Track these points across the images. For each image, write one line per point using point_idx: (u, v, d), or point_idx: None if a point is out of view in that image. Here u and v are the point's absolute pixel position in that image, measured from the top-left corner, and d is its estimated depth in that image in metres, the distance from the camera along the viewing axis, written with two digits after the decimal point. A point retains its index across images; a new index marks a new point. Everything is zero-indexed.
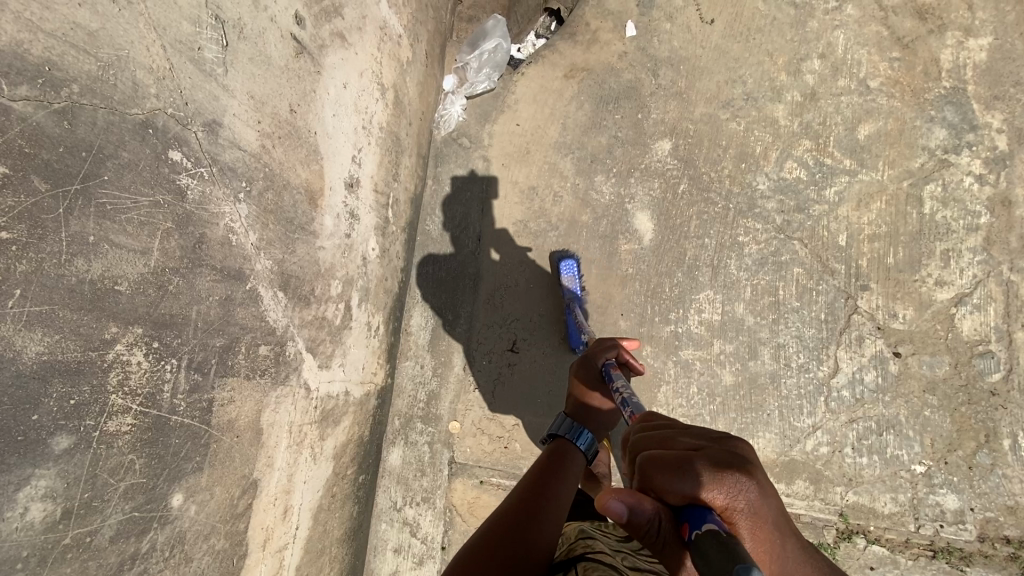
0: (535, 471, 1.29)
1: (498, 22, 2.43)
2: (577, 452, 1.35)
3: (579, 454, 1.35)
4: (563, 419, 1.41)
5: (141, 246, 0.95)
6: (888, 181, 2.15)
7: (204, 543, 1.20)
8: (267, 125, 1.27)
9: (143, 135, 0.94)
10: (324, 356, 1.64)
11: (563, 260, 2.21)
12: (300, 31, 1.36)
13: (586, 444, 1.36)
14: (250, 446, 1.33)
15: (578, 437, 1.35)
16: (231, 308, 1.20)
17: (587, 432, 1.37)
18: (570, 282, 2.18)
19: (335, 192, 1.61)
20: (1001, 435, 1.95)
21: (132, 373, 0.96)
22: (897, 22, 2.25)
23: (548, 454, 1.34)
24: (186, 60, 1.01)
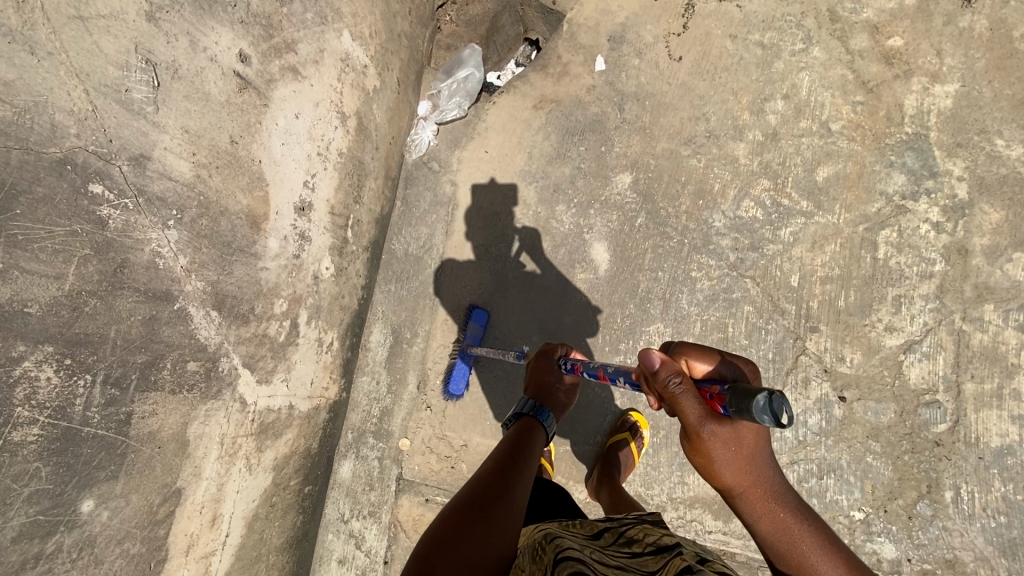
0: (500, 458, 1.33)
1: (474, 51, 2.52)
2: (540, 427, 1.47)
3: (542, 429, 1.48)
4: (527, 399, 1.54)
5: (55, 271, 1.06)
6: (844, 224, 2.16)
7: (117, 548, 1.27)
8: (203, 156, 1.36)
9: (61, 170, 1.05)
10: (264, 371, 1.71)
11: (471, 309, 2.32)
12: (244, 67, 1.46)
13: (547, 422, 1.50)
14: (174, 457, 1.40)
15: (541, 415, 1.49)
16: (156, 326, 1.29)
17: (547, 410, 1.52)
18: (473, 330, 2.30)
19: (283, 216, 1.68)
20: (944, 487, 1.94)
21: (40, 388, 1.06)
22: (863, 66, 2.26)
23: (519, 431, 1.45)
24: (111, 102, 1.12)
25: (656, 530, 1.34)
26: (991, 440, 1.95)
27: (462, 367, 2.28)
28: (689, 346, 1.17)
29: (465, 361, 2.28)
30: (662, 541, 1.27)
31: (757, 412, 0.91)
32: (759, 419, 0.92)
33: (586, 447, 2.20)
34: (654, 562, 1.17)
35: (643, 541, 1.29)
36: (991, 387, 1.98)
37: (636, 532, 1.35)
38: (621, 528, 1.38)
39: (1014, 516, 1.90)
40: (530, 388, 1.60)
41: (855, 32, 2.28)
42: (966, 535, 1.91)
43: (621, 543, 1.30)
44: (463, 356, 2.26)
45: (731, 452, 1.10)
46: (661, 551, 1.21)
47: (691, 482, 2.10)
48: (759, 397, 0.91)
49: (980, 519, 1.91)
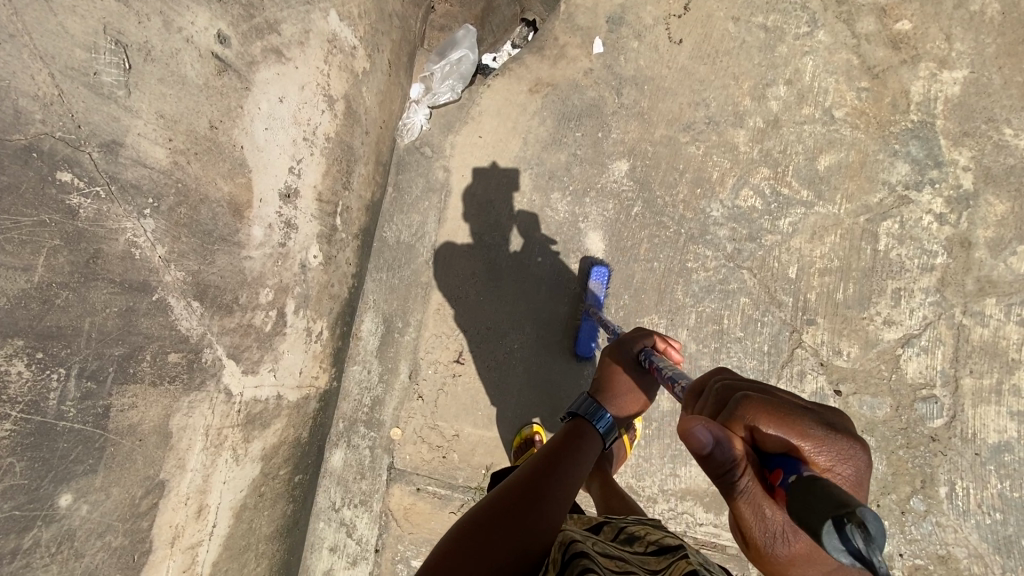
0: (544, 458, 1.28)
1: (468, 32, 2.43)
2: (594, 434, 1.39)
3: (598, 436, 1.40)
4: (585, 398, 1.45)
5: (24, 263, 1.02)
6: (845, 215, 2.11)
7: (98, 541, 1.26)
8: (180, 142, 1.31)
9: (26, 158, 1.01)
10: (251, 361, 1.69)
11: (593, 267, 2.17)
12: (223, 49, 1.41)
13: (605, 431, 1.41)
14: (157, 449, 1.38)
15: (599, 421, 1.40)
16: (133, 318, 1.25)
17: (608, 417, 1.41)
18: (597, 288, 2.17)
19: (267, 203, 1.64)
20: (938, 482, 1.93)
21: (11, 382, 1.03)
22: (869, 51, 2.19)
23: (573, 430, 1.39)
24: (79, 85, 1.08)
25: (658, 529, 1.31)
26: (988, 436, 1.93)
27: (588, 328, 2.20)
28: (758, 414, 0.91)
29: (592, 323, 2.19)
30: (665, 541, 1.24)
31: (832, 548, 0.65)
32: (835, 552, 0.66)
33: None
34: (656, 560, 1.14)
35: (645, 540, 1.26)
36: (990, 382, 1.95)
37: (638, 528, 1.33)
38: (623, 524, 1.36)
39: (1009, 513, 1.89)
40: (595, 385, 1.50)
41: (862, 15, 2.20)
42: (959, 531, 1.90)
43: (622, 541, 1.27)
44: (589, 317, 2.17)
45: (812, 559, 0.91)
46: (663, 550, 1.19)
47: (682, 474, 2.09)
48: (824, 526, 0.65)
49: (974, 515, 1.90)
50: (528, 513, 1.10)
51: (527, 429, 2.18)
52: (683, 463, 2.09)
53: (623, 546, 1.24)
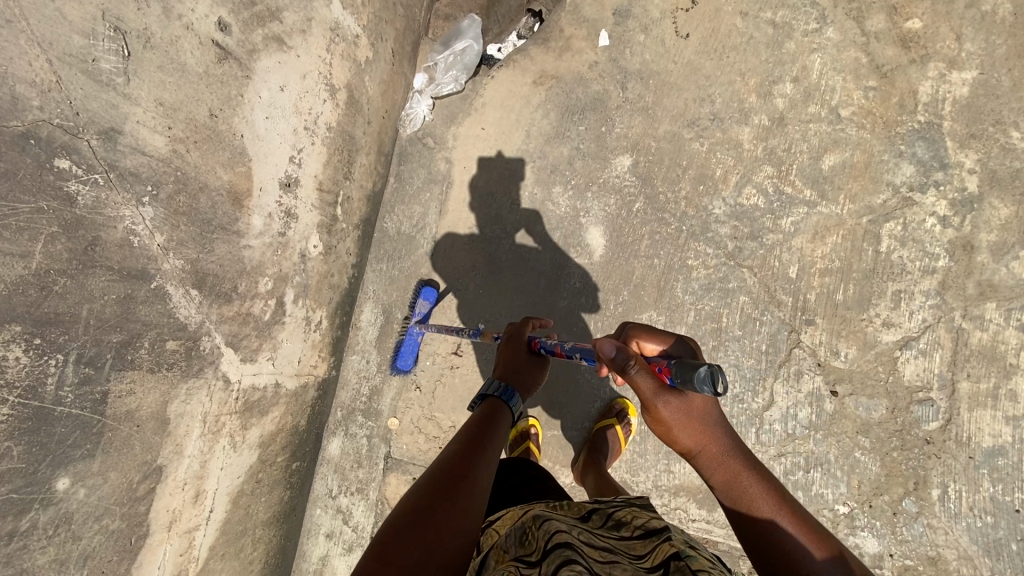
0: (468, 439, 1.31)
1: (473, 22, 2.41)
2: (504, 409, 1.44)
3: (508, 410, 1.45)
4: (491, 380, 1.52)
5: (21, 249, 1.03)
6: (847, 215, 2.09)
7: (95, 524, 1.28)
8: (179, 131, 1.31)
9: (24, 145, 1.01)
10: (249, 349, 1.70)
11: (421, 286, 2.30)
12: (224, 37, 1.40)
13: (513, 403, 1.47)
14: (154, 435, 1.40)
15: (505, 395, 1.46)
16: (131, 305, 1.26)
17: (514, 391, 1.48)
18: (422, 306, 2.29)
19: (267, 192, 1.64)
20: (931, 485, 1.93)
21: (9, 367, 1.04)
22: (877, 49, 2.16)
23: (484, 411, 1.42)
24: (77, 72, 1.07)
25: (645, 513, 1.32)
26: (983, 440, 1.93)
27: (410, 343, 2.27)
28: (641, 331, 1.24)
29: (414, 337, 2.27)
30: (651, 525, 1.27)
31: (698, 382, 1.00)
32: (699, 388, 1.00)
33: (574, 432, 2.20)
34: (642, 546, 1.17)
35: (632, 524, 1.29)
36: (987, 386, 1.95)
37: (625, 514, 1.33)
38: (610, 510, 1.37)
39: (1001, 517, 1.89)
40: (497, 370, 1.59)
41: (872, 12, 2.18)
42: (950, 534, 1.91)
43: (609, 526, 1.30)
44: (411, 331, 2.25)
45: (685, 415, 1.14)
46: (649, 534, 1.22)
47: (676, 471, 2.10)
48: (700, 369, 1.00)
49: (966, 518, 1.91)
50: (435, 523, 1.08)
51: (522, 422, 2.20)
52: (677, 460, 2.10)
53: (610, 532, 1.27)
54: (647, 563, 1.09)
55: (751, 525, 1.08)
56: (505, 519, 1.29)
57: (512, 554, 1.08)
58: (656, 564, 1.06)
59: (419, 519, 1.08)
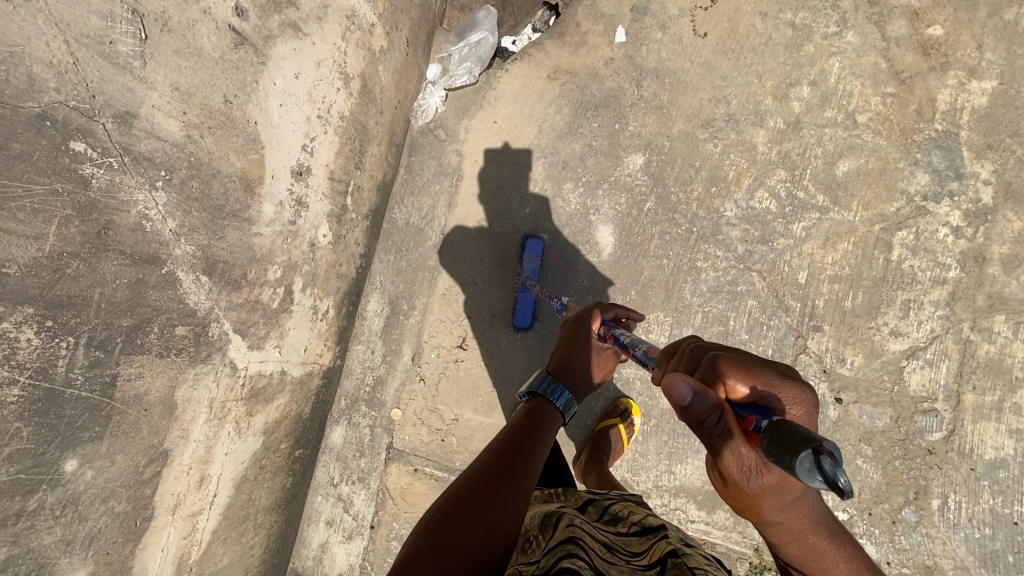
0: (505, 445, 1.28)
1: (489, 14, 2.37)
2: (553, 410, 1.42)
3: (556, 412, 1.42)
4: (543, 376, 1.47)
5: (35, 232, 1.01)
6: (860, 222, 2.08)
7: (101, 505, 1.28)
8: (194, 116, 1.30)
9: (40, 127, 0.99)
10: (257, 336, 1.71)
11: (528, 241, 2.20)
12: (241, 22, 1.38)
13: (563, 404, 1.43)
14: (161, 419, 1.41)
15: (553, 395, 1.42)
16: (142, 290, 1.26)
17: (565, 392, 1.44)
18: (532, 262, 2.19)
19: (279, 180, 1.63)
20: (931, 495, 1.94)
21: (20, 349, 1.03)
22: (897, 55, 2.14)
23: (532, 409, 1.42)
24: (94, 54, 1.05)
25: (641, 509, 1.36)
26: (985, 452, 1.93)
27: (525, 301, 2.23)
28: (729, 367, 1.00)
29: (527, 296, 2.23)
30: (648, 521, 1.30)
31: (804, 473, 0.74)
32: (811, 480, 0.73)
33: (577, 429, 2.20)
34: (638, 543, 1.20)
35: (628, 520, 1.31)
36: (992, 399, 1.94)
37: (621, 509, 1.37)
38: (606, 503, 1.39)
39: (998, 529, 1.90)
40: (552, 362, 1.53)
41: (894, 17, 2.15)
42: (947, 544, 1.91)
43: (605, 520, 1.32)
44: (525, 290, 2.20)
45: (777, 495, 1.01)
46: (646, 532, 1.24)
47: (677, 472, 2.10)
48: (803, 455, 0.73)
49: (964, 528, 1.91)
50: (468, 529, 1.05)
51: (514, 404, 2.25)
52: (679, 461, 2.11)
53: (606, 526, 1.29)
54: (644, 560, 1.12)
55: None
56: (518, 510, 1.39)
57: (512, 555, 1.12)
58: (652, 562, 1.09)
59: (454, 524, 1.06)
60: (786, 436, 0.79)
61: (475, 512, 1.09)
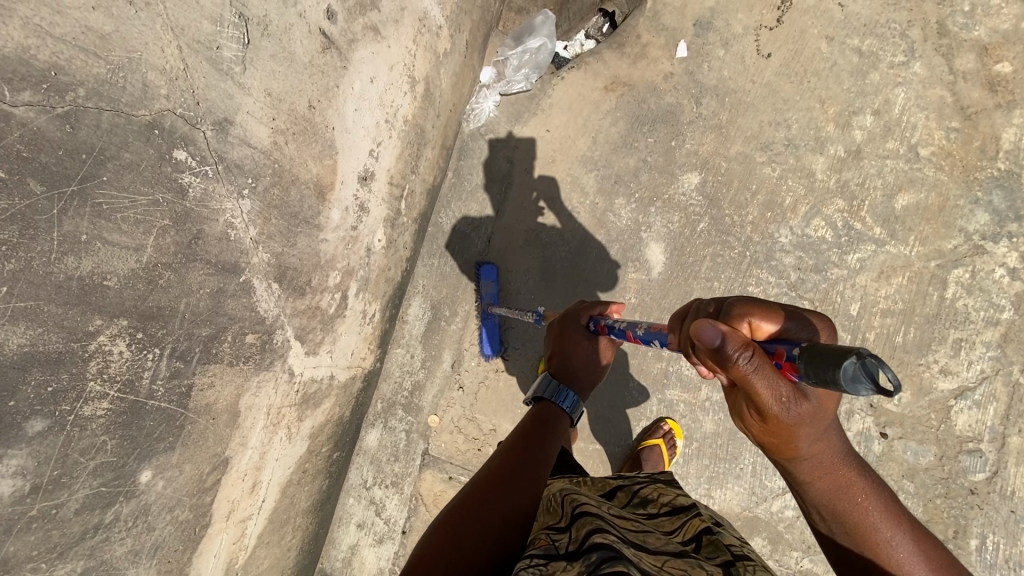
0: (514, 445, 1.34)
1: (547, 18, 2.32)
2: (562, 414, 1.47)
3: (564, 414, 1.47)
4: (547, 379, 1.49)
5: (136, 242, 0.97)
6: (916, 257, 2.06)
7: (167, 514, 1.26)
8: (282, 122, 1.25)
9: (149, 135, 0.94)
10: (313, 342, 1.68)
11: (481, 268, 2.26)
12: (330, 25, 1.34)
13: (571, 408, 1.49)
14: (226, 427, 1.38)
15: (560, 399, 1.47)
16: (221, 299, 1.23)
17: (570, 393, 1.48)
18: (489, 287, 2.25)
19: (346, 186, 1.60)
20: (970, 534, 1.94)
21: (112, 362, 1.00)
22: (964, 90, 2.12)
23: (540, 412, 1.46)
24: (202, 60, 1.01)
25: (670, 490, 1.37)
26: None
27: (491, 326, 2.25)
28: (749, 305, 0.97)
29: (492, 320, 2.24)
30: (677, 502, 1.32)
31: (848, 383, 0.70)
32: (854, 391, 0.70)
33: (615, 447, 2.20)
34: (670, 522, 1.22)
35: (659, 501, 1.33)
36: None
37: (649, 491, 1.38)
38: (634, 487, 1.40)
39: None
40: (550, 362, 1.54)
41: (962, 51, 2.13)
42: None
43: (635, 503, 1.34)
44: (488, 314, 2.22)
45: (814, 425, 0.97)
46: (677, 511, 1.27)
47: (717, 496, 2.10)
48: (844, 363, 0.70)
49: (1000, 570, 1.92)
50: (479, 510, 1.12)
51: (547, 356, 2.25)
52: (719, 485, 2.11)
53: (637, 509, 1.31)
54: (679, 537, 1.16)
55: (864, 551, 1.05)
56: None
57: (541, 520, 1.13)
58: (687, 539, 1.13)
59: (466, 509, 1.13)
60: (827, 356, 0.76)
61: (486, 507, 1.13)
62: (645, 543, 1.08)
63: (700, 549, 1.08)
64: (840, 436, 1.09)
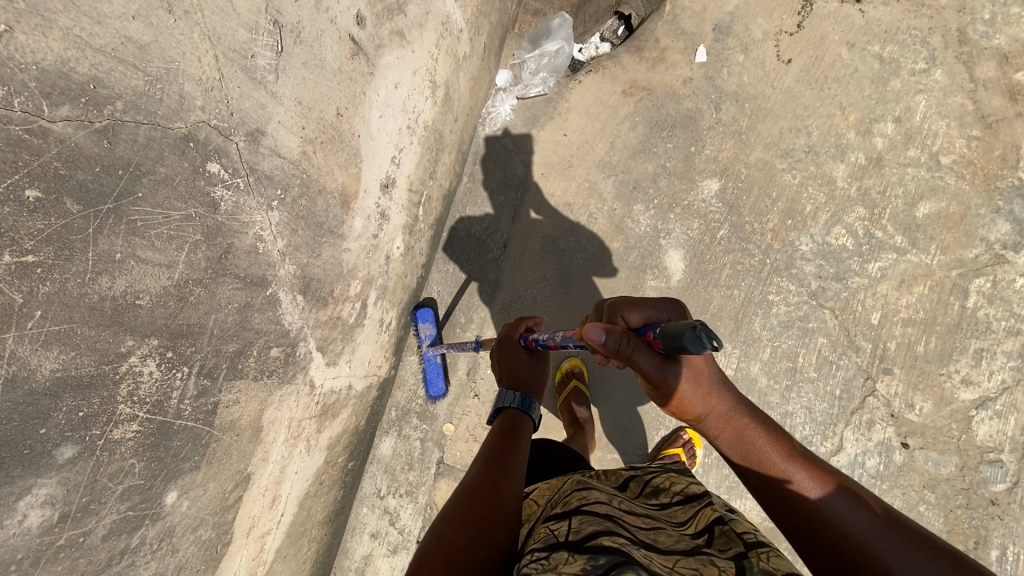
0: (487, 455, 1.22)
1: (564, 22, 2.27)
2: (525, 417, 1.39)
3: (529, 418, 1.41)
4: (504, 392, 1.44)
5: (168, 259, 0.93)
6: (937, 266, 2.05)
7: (191, 534, 1.22)
8: (311, 131, 1.21)
9: (184, 148, 0.91)
10: (334, 353, 1.64)
11: (417, 310, 2.20)
12: (359, 31, 1.30)
13: (532, 411, 1.42)
14: (249, 443, 1.34)
15: (525, 404, 1.41)
16: (248, 313, 1.19)
17: (531, 397, 1.43)
18: (426, 329, 2.21)
19: (369, 194, 1.56)
20: (991, 545, 1.93)
21: (142, 383, 0.96)
22: (985, 98, 2.10)
23: (503, 422, 1.37)
24: (237, 69, 0.98)
25: (683, 478, 1.30)
26: None
27: (435, 365, 2.22)
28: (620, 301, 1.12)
29: (435, 360, 2.21)
30: (690, 489, 1.24)
31: (694, 345, 0.89)
32: (700, 350, 0.89)
33: (633, 456, 2.17)
34: (682, 512, 1.17)
35: (671, 489, 1.26)
36: None
37: (662, 480, 1.31)
38: (648, 476, 1.35)
39: None
40: (500, 379, 1.51)
41: (982, 59, 2.12)
42: None
43: (647, 493, 1.28)
44: (429, 356, 2.19)
45: (693, 383, 1.06)
46: (690, 500, 1.20)
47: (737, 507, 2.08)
48: (688, 333, 0.89)
49: None
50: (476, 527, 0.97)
51: (565, 364, 2.24)
52: (738, 495, 2.09)
53: (649, 499, 1.25)
54: (690, 528, 1.10)
55: (774, 493, 1.01)
56: (545, 488, 1.35)
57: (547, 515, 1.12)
58: (699, 531, 1.08)
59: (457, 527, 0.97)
60: (675, 332, 0.94)
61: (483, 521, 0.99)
62: (656, 541, 1.02)
63: (711, 542, 1.04)
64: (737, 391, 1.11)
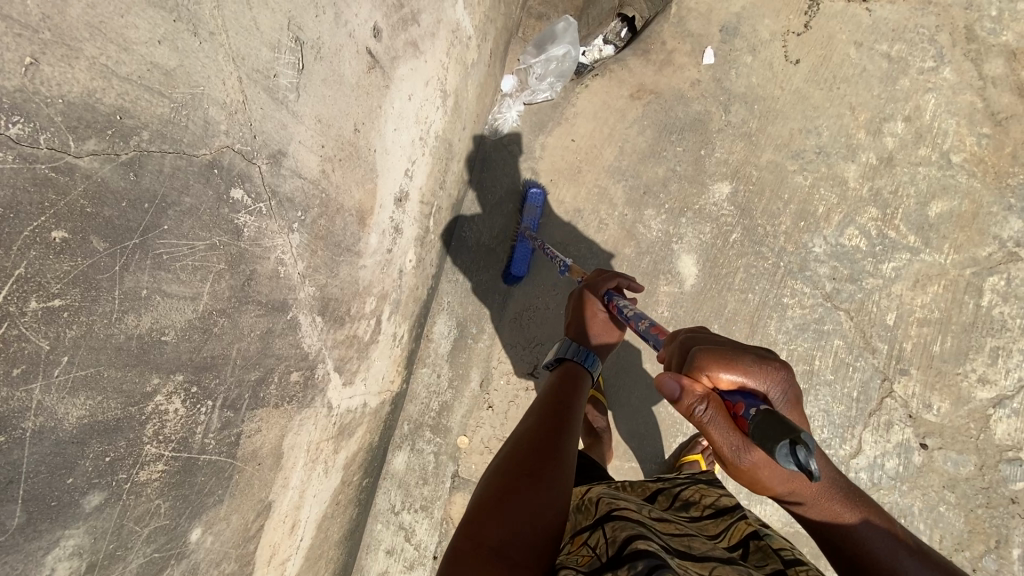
0: (546, 408, 1.26)
1: (569, 24, 2.19)
2: (584, 372, 1.42)
3: (587, 373, 1.43)
4: (569, 343, 1.46)
5: (192, 291, 0.89)
6: (951, 265, 2.05)
7: (214, 570, 1.18)
8: (330, 149, 1.17)
9: (209, 175, 0.87)
10: (350, 372, 1.60)
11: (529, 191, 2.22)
12: (375, 43, 1.27)
13: (592, 366, 1.44)
14: (270, 471, 1.30)
15: (585, 359, 1.43)
16: (270, 340, 1.14)
17: (593, 354, 1.45)
18: (531, 213, 2.20)
19: (384, 209, 1.52)
20: (1012, 543, 1.93)
21: (168, 422, 0.91)
22: (993, 96, 2.10)
23: (564, 375, 1.40)
24: (260, 90, 0.94)
25: (713, 490, 1.26)
26: None
27: (524, 251, 2.20)
28: (709, 356, 0.97)
29: (526, 245, 2.20)
30: (721, 502, 1.21)
31: (780, 460, 0.78)
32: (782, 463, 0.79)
33: (652, 464, 2.15)
34: (714, 526, 1.13)
35: (702, 504, 1.22)
36: None
37: (692, 493, 1.27)
38: (675, 490, 1.30)
39: None
40: (570, 332, 1.51)
41: (990, 56, 2.12)
42: None
43: (676, 507, 1.24)
44: (523, 238, 2.18)
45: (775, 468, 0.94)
46: (722, 514, 1.17)
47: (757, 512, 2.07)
48: (780, 445, 0.78)
49: None
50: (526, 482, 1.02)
51: None
52: (758, 501, 2.08)
53: (680, 513, 1.21)
54: (725, 542, 1.07)
55: None
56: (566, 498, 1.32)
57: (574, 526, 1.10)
58: (734, 545, 1.05)
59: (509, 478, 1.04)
60: (766, 426, 0.82)
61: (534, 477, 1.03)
62: (690, 548, 1.00)
63: (747, 557, 1.00)
64: (825, 464, 1.02)
